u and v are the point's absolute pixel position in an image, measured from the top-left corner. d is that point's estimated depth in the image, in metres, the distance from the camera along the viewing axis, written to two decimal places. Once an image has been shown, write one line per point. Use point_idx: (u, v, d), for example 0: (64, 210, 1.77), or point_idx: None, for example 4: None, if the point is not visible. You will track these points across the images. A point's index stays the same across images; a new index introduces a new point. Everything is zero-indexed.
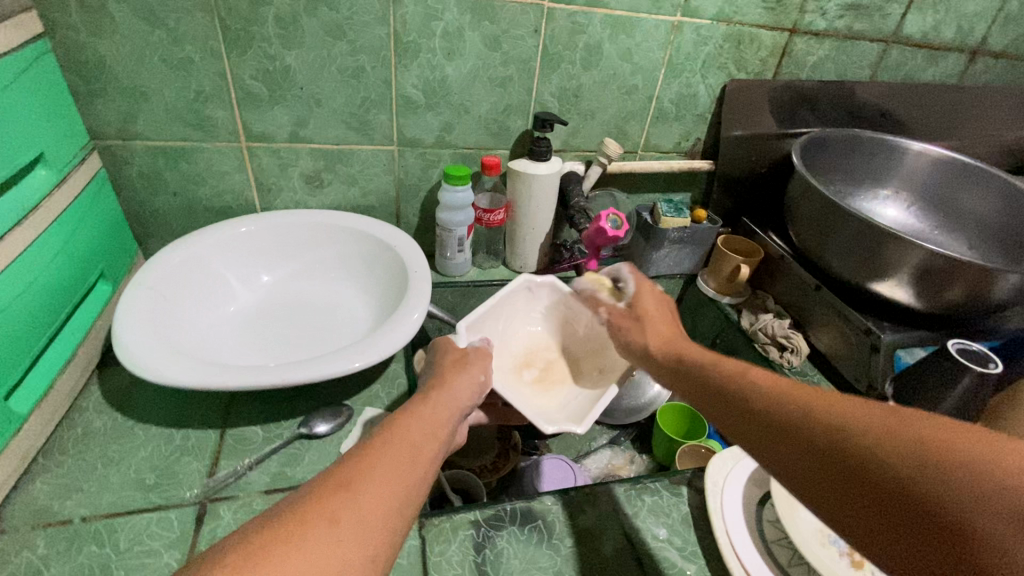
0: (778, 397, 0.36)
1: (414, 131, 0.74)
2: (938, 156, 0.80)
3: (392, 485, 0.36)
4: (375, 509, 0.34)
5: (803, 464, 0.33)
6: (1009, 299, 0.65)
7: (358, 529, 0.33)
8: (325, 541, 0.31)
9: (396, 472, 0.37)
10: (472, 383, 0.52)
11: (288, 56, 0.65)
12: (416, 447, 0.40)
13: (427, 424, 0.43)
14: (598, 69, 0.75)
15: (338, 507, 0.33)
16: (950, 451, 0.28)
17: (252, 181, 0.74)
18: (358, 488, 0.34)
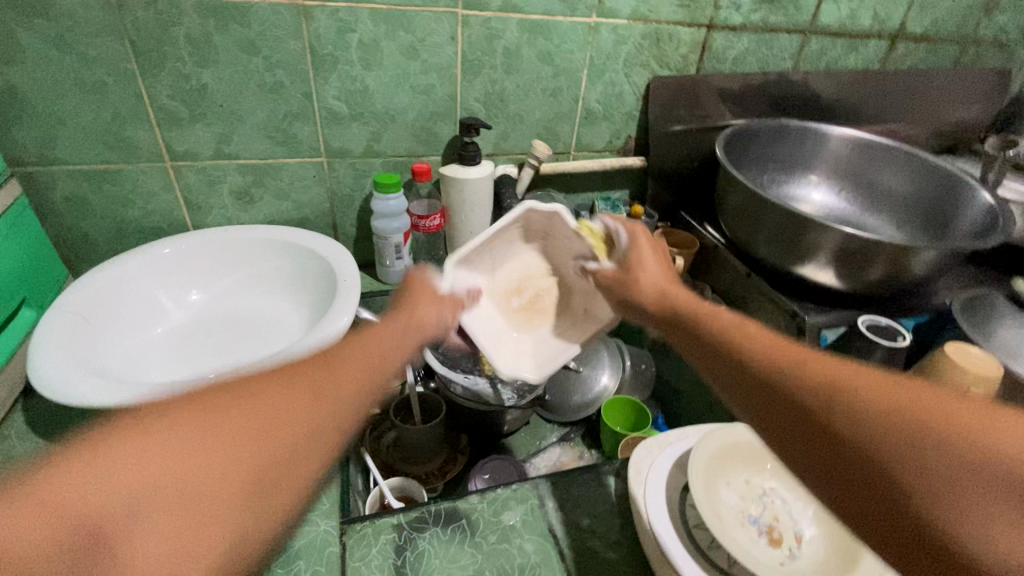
0: (780, 364, 0.35)
1: (341, 142, 0.75)
2: (860, 140, 0.83)
3: (352, 374, 0.38)
4: (331, 391, 0.36)
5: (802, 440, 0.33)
6: (925, 275, 0.67)
7: (315, 402, 0.35)
8: (283, 404, 0.34)
9: (358, 363, 0.39)
10: (434, 313, 0.49)
11: (204, 74, 0.66)
12: (381, 348, 0.42)
13: (394, 328, 0.45)
14: (520, 73, 0.77)
15: (299, 382, 0.35)
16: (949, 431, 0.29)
17: (181, 200, 0.74)
18: (322, 370, 0.37)
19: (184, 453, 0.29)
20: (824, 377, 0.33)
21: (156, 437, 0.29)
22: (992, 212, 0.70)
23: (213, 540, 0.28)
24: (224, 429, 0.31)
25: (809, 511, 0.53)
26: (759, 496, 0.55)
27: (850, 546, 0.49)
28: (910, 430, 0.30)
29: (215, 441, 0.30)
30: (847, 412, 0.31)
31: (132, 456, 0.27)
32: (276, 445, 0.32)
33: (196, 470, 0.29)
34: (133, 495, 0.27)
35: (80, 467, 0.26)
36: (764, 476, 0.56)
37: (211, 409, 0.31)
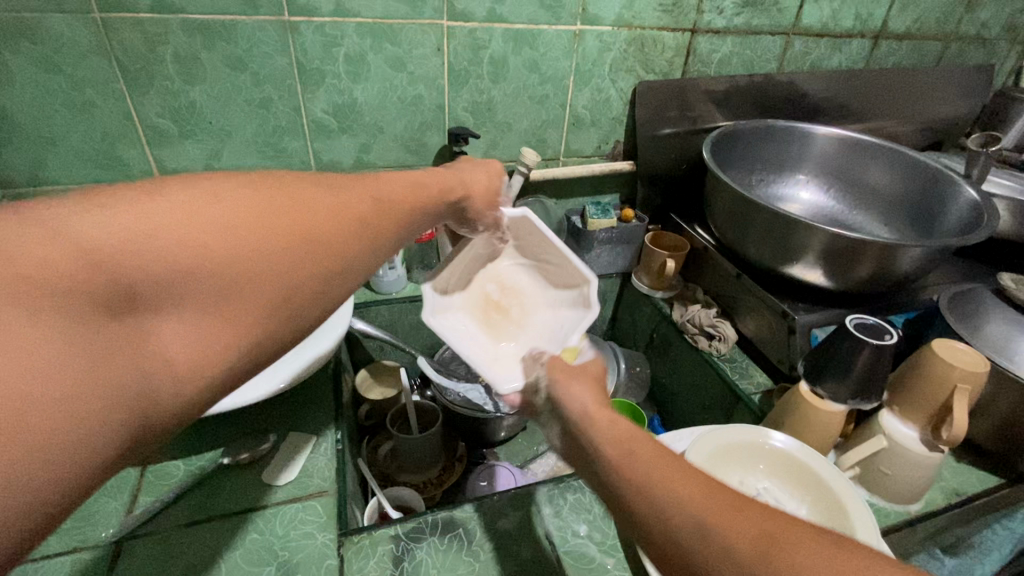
0: (704, 536, 0.27)
1: (331, 154, 0.76)
2: (845, 139, 0.84)
3: (383, 205, 0.38)
4: (363, 209, 0.36)
5: None
6: (911, 272, 0.68)
7: (345, 210, 0.35)
8: (316, 201, 0.33)
9: (392, 193, 0.39)
10: (483, 184, 0.49)
11: (192, 92, 0.66)
12: (415, 188, 0.42)
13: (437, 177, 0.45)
14: (507, 82, 0.78)
15: (333, 190, 0.35)
16: None
17: None
18: (356, 185, 0.37)
19: (216, 217, 0.29)
20: (702, 521, 0.28)
21: (188, 192, 0.29)
22: (975, 207, 0.71)
23: (239, 313, 0.29)
24: (254, 206, 0.30)
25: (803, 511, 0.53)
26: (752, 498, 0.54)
27: None
28: None
29: (246, 216, 0.30)
30: (736, 572, 0.26)
31: (168, 203, 0.28)
32: (305, 239, 0.32)
33: (226, 238, 0.29)
34: (158, 238, 0.27)
35: (115, 203, 0.26)
36: (757, 476, 0.56)
37: (244, 182, 0.31)
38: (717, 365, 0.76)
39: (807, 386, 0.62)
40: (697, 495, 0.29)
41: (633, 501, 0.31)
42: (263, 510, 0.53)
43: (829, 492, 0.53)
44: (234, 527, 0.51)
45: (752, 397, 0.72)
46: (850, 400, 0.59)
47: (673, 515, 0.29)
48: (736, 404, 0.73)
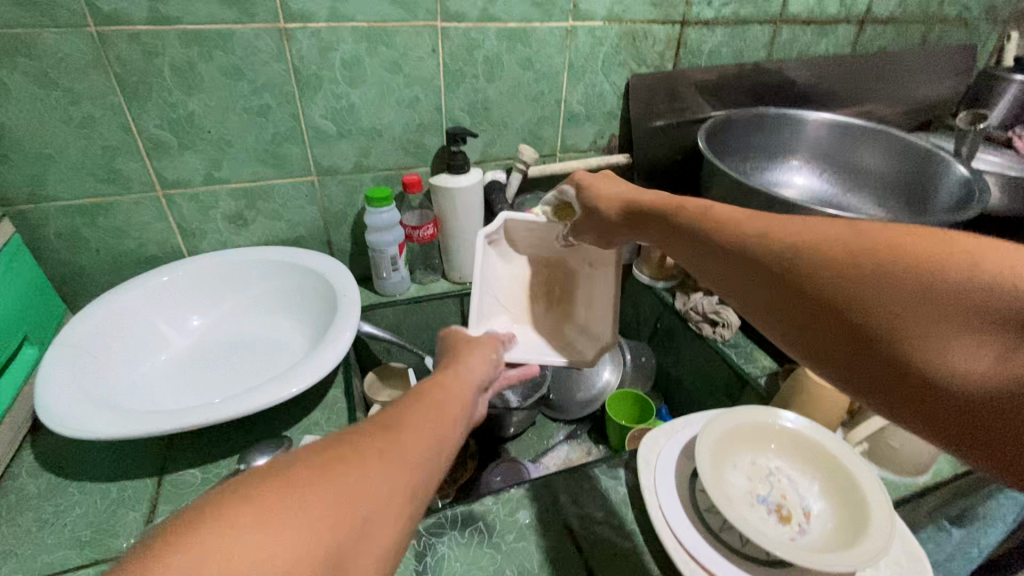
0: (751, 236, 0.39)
1: (331, 159, 0.76)
2: (835, 123, 0.85)
3: (420, 451, 0.34)
4: (405, 469, 0.32)
5: (774, 297, 0.37)
6: None
7: (389, 479, 0.31)
8: (355, 486, 0.30)
9: (427, 429, 0.35)
10: (483, 364, 0.46)
11: (191, 102, 0.66)
12: (443, 408, 0.38)
13: (454, 391, 0.41)
14: (502, 80, 0.78)
15: (368, 461, 0.31)
16: (918, 260, 0.32)
17: (175, 227, 0.74)
18: (388, 440, 0.33)
19: (256, 561, 0.25)
20: (821, 243, 0.35)
21: (215, 535, 0.25)
22: (967, 183, 0.72)
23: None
24: (293, 525, 0.27)
25: (815, 488, 0.55)
26: (765, 477, 0.56)
27: (857, 517, 0.50)
28: (866, 275, 0.33)
29: (280, 548, 0.26)
30: (837, 286, 0.34)
31: (196, 565, 0.24)
32: (351, 545, 0.28)
33: (271, 575, 0.25)
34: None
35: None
36: (768, 456, 0.57)
37: (269, 503, 0.27)
38: (722, 351, 0.77)
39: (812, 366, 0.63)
40: (821, 231, 0.36)
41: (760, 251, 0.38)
42: None
43: (839, 467, 0.54)
44: None
45: (758, 380, 0.73)
46: None
47: (790, 252, 0.36)
48: (742, 388, 0.74)
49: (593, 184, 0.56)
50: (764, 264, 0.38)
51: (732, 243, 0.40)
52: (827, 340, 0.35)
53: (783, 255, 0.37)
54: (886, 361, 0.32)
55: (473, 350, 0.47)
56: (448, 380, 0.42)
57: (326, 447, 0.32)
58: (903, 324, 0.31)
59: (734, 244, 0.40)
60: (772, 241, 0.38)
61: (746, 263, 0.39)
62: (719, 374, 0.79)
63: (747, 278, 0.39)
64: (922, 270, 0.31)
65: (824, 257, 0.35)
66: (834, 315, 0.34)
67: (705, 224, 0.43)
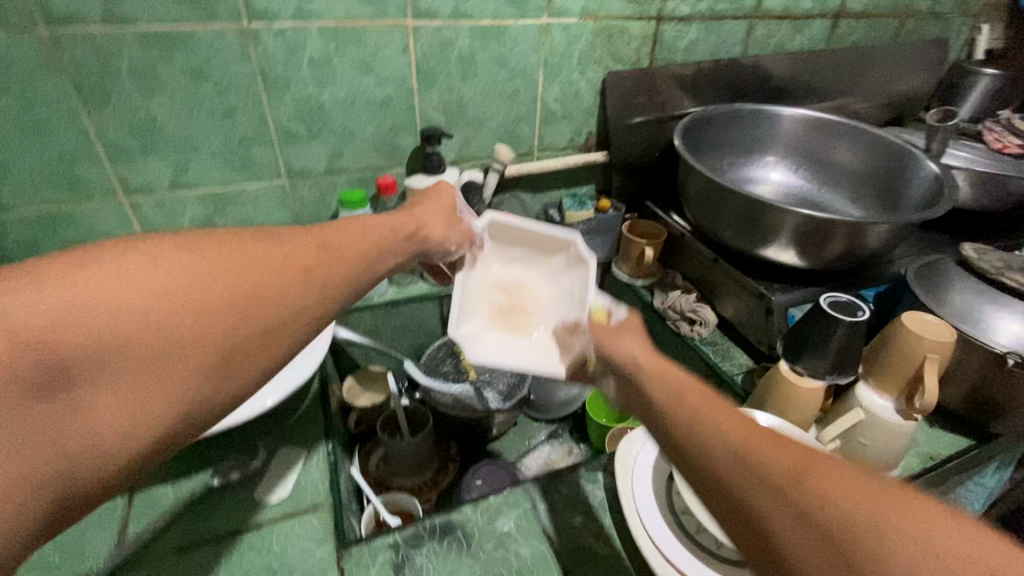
0: (705, 427, 0.33)
1: (302, 162, 0.74)
2: (810, 119, 0.86)
3: (332, 261, 0.41)
4: (308, 272, 0.39)
5: (724, 510, 0.31)
6: (879, 247, 0.70)
7: (291, 273, 0.38)
8: (262, 259, 0.37)
9: (348, 252, 0.42)
10: (438, 216, 0.54)
11: (152, 106, 0.64)
12: (371, 244, 0.45)
13: (391, 227, 0.49)
14: (476, 79, 0.77)
15: (281, 254, 0.38)
16: (890, 530, 0.26)
17: (141, 235, 0.72)
18: (314, 244, 0.40)
19: (162, 280, 0.32)
20: (771, 466, 0.29)
21: (140, 255, 0.33)
22: (938, 180, 0.73)
23: (174, 377, 0.31)
24: (200, 269, 0.34)
25: None
26: None
27: None
28: (831, 534, 0.26)
29: (191, 285, 0.33)
30: (777, 501, 0.28)
31: (117, 268, 0.31)
32: (238, 305, 0.34)
33: (184, 293, 0.32)
34: (108, 305, 0.30)
35: (71, 271, 0.30)
36: None
37: (193, 246, 0.35)
38: (699, 349, 0.78)
39: (786, 366, 0.63)
40: (760, 439, 0.31)
41: (701, 432, 0.33)
42: (258, 528, 0.53)
43: None
44: (230, 548, 0.51)
45: (735, 378, 0.74)
46: (828, 375, 0.61)
47: (726, 444, 0.32)
48: (719, 386, 0.75)
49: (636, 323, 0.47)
50: (713, 467, 0.32)
51: (671, 419, 0.35)
52: (762, 555, 0.29)
53: (718, 438, 0.32)
54: None
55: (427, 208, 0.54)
56: (393, 222, 0.50)
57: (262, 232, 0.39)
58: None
59: (682, 429, 0.34)
60: (725, 445, 0.32)
61: (683, 449, 0.34)
62: (697, 372, 0.79)
63: (695, 479, 0.33)
64: (881, 529, 0.26)
65: (770, 465, 0.30)
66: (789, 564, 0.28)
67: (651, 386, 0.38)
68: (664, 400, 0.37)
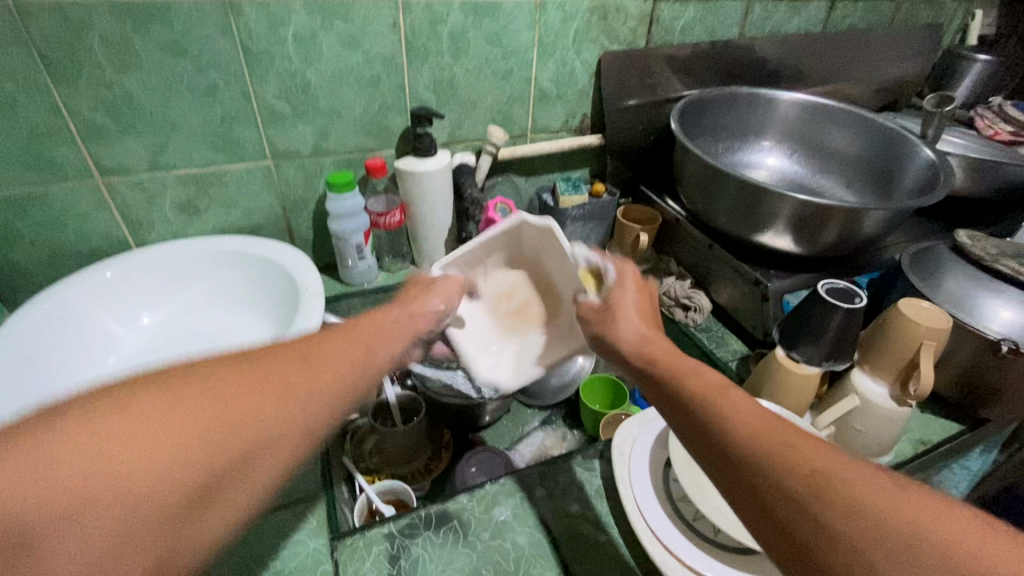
0: (747, 428, 0.34)
1: (287, 142, 0.72)
2: (807, 103, 0.85)
3: (295, 392, 0.35)
4: (274, 410, 0.33)
5: (761, 516, 0.32)
6: (875, 233, 0.70)
7: (258, 414, 0.33)
8: (212, 406, 0.31)
9: (309, 383, 0.36)
10: (428, 305, 0.52)
11: (127, 81, 0.60)
12: (341, 361, 0.39)
13: (361, 341, 0.42)
14: (468, 58, 0.74)
15: (237, 392, 0.33)
16: (938, 543, 0.27)
17: (119, 218, 0.69)
18: (272, 372, 0.35)
19: (94, 440, 0.27)
20: (823, 472, 0.30)
21: (70, 426, 0.27)
22: (933, 167, 0.73)
23: (155, 547, 0.28)
24: (139, 420, 0.28)
25: None
26: None
27: None
28: (882, 545, 0.27)
29: (180, 423, 0.30)
30: (804, 483, 0.30)
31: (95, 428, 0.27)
32: (201, 455, 0.30)
33: (156, 459, 0.28)
34: (77, 477, 0.26)
35: (28, 445, 0.26)
36: None
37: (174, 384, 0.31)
38: (693, 336, 0.78)
39: (782, 352, 0.63)
40: (789, 432, 0.33)
41: (731, 422, 0.35)
42: None
43: None
44: None
45: (729, 364, 0.73)
46: (823, 362, 0.61)
47: (754, 432, 0.33)
48: (713, 373, 0.75)
49: (628, 275, 0.53)
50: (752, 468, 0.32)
51: (705, 410, 0.36)
52: (803, 563, 0.29)
53: (748, 425, 0.34)
54: None
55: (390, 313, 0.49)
56: (354, 334, 0.43)
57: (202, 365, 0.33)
58: (877, 556, 0.27)
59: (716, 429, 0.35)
60: (764, 445, 0.32)
61: (714, 438, 0.35)
62: (691, 357, 0.79)
63: (728, 483, 0.33)
64: (900, 516, 0.28)
65: (797, 453, 0.31)
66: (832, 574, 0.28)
67: (680, 379, 0.40)
68: (694, 391, 0.38)
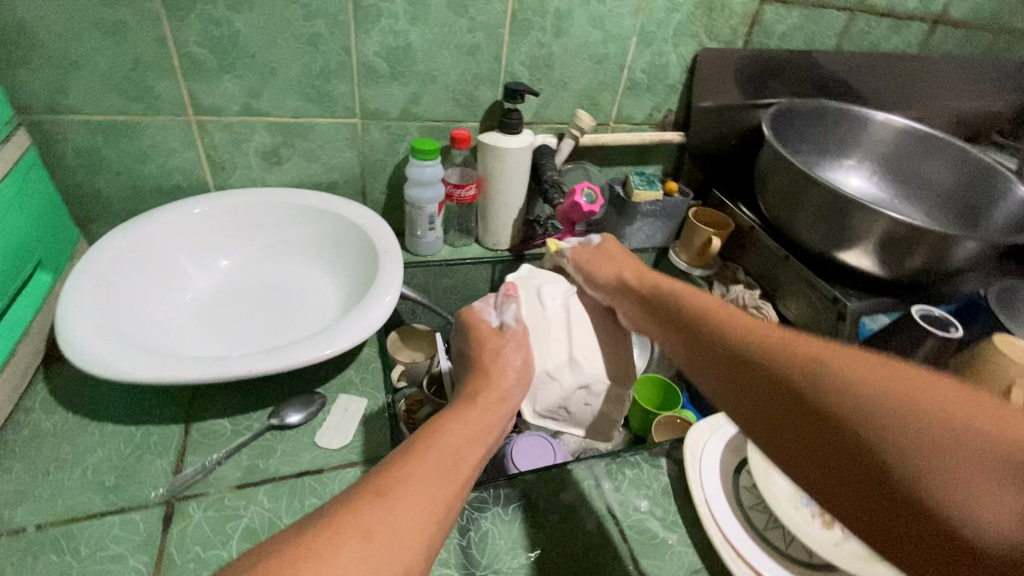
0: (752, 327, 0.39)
1: (378, 102, 0.71)
2: (898, 126, 0.83)
3: (404, 534, 0.34)
4: (407, 530, 0.35)
5: (763, 397, 0.35)
6: (966, 265, 0.68)
7: (397, 532, 0.34)
8: (332, 574, 0.30)
9: (414, 520, 0.35)
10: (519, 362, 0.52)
11: (236, 20, 0.60)
12: (435, 480, 0.38)
13: (447, 456, 0.41)
14: (569, 37, 0.73)
15: (367, 526, 0.34)
16: (904, 393, 0.30)
17: (204, 158, 0.69)
18: (378, 521, 0.34)
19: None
20: (811, 351, 0.34)
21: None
22: None
23: None
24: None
25: None
26: None
27: None
28: (865, 393, 0.31)
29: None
30: (850, 399, 0.31)
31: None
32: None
33: None
34: None
35: None
36: None
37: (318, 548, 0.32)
38: None
39: None
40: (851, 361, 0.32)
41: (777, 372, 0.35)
42: (320, 472, 0.51)
43: None
44: (291, 490, 0.50)
45: None
46: None
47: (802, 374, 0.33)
48: None
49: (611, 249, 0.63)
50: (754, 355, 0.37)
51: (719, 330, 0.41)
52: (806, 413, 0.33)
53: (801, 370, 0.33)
54: (870, 473, 0.29)
55: (475, 403, 0.47)
56: (444, 433, 0.43)
57: (302, 535, 0.32)
58: (858, 402, 0.31)
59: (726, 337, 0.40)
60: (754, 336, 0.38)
61: (766, 396, 0.35)
62: None
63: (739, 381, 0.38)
64: (973, 442, 0.27)
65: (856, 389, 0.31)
66: (829, 429, 0.32)
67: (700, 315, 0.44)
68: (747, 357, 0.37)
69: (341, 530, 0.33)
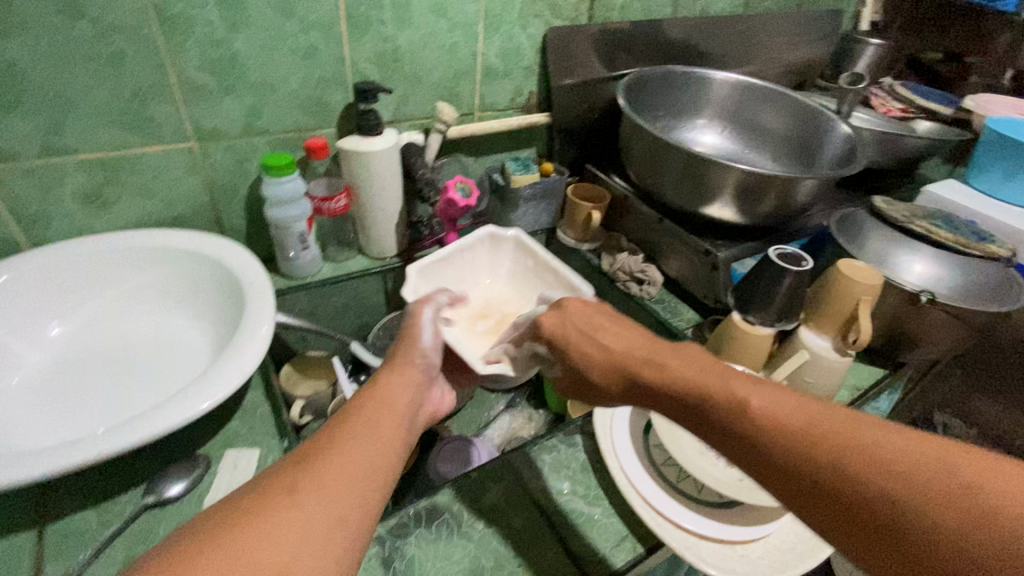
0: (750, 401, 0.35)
1: (214, 121, 0.64)
2: (737, 83, 0.90)
3: (337, 492, 0.34)
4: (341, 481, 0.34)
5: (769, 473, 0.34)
6: (808, 202, 0.75)
7: (331, 490, 0.34)
8: (260, 534, 0.30)
9: (346, 477, 0.35)
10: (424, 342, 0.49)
11: (9, 48, 0.50)
12: (362, 434, 0.38)
13: (375, 423, 0.39)
14: (413, 29, 0.70)
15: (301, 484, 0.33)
16: (912, 472, 0.30)
17: (6, 214, 0.58)
18: (309, 482, 0.34)
19: None
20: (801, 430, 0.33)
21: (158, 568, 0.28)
22: (850, 140, 0.79)
23: None
24: None
25: None
26: None
27: None
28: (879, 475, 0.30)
29: (262, 539, 0.30)
30: (860, 485, 0.31)
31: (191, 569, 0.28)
32: None
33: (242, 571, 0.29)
34: None
35: None
36: None
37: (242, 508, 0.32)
38: (649, 308, 0.80)
39: (739, 316, 0.67)
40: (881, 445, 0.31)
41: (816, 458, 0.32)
42: None
43: None
44: None
45: (685, 332, 0.77)
46: (775, 323, 0.65)
47: (900, 509, 0.29)
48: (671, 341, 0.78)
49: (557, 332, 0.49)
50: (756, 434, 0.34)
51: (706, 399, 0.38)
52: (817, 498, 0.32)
53: (901, 517, 0.29)
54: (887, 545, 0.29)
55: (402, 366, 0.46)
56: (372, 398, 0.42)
57: (222, 512, 0.31)
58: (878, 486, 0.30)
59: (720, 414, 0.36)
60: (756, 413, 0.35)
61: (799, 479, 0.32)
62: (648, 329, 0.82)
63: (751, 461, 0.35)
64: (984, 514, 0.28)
65: (957, 523, 0.28)
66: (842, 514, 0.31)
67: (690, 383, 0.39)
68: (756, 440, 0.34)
69: (266, 494, 0.32)
